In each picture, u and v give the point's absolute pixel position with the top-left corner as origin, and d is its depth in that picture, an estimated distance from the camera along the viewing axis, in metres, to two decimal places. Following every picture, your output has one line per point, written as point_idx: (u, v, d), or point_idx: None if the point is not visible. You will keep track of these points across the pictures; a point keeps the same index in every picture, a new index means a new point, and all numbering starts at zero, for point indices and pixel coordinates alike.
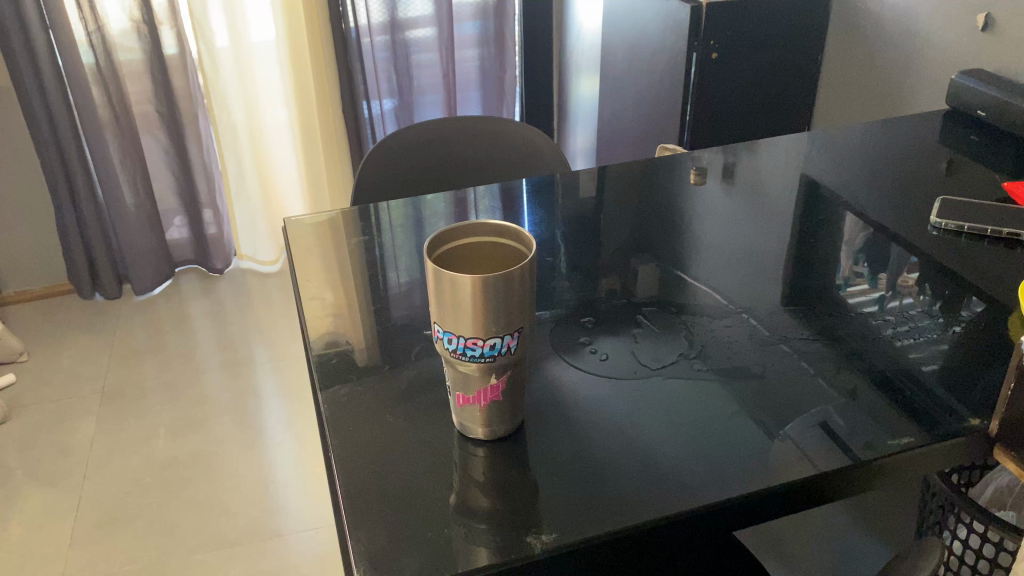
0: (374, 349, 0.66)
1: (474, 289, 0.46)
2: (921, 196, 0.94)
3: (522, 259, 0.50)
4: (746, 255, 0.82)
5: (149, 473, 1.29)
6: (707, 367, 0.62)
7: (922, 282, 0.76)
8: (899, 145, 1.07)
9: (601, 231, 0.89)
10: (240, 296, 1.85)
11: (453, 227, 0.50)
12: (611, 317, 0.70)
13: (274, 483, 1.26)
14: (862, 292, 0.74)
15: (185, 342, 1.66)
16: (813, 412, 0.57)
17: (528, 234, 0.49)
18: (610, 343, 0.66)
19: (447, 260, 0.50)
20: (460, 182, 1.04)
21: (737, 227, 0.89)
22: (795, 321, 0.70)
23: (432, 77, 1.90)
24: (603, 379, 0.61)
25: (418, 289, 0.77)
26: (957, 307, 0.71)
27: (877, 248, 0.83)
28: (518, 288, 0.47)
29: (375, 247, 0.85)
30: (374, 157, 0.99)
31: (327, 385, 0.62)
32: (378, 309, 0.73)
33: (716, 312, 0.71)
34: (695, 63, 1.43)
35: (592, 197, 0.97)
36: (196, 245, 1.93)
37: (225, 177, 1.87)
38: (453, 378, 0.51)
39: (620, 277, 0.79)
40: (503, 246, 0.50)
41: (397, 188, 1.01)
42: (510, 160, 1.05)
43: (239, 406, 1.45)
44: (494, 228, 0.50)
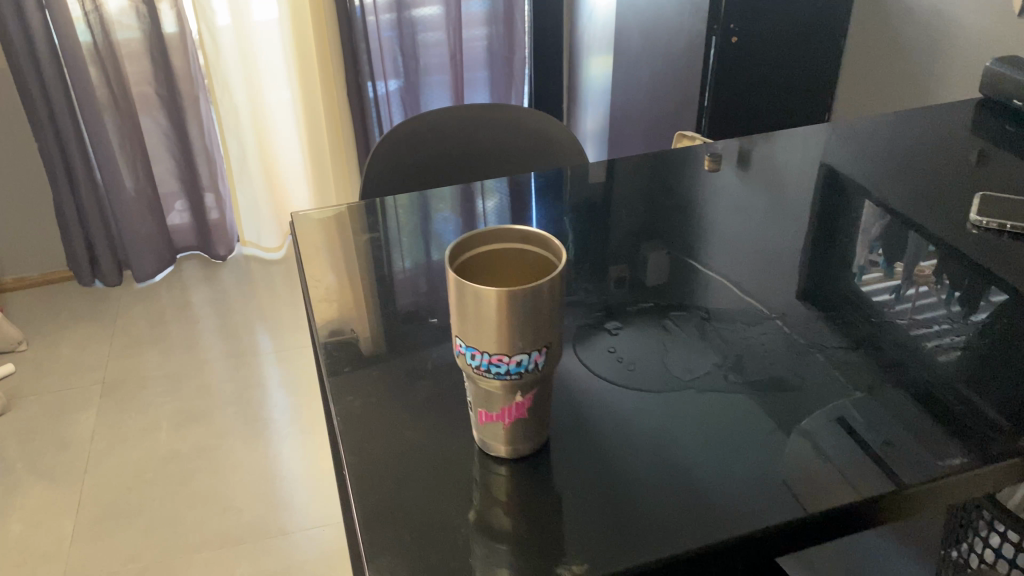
0: (390, 351, 0.63)
1: (496, 303, 0.42)
2: (956, 190, 0.90)
3: (551, 270, 0.47)
4: (767, 250, 0.79)
5: (152, 467, 1.26)
6: (741, 380, 0.59)
7: (940, 271, 0.74)
8: (930, 136, 1.03)
9: (614, 225, 0.85)
10: (244, 285, 1.82)
11: (475, 232, 0.47)
12: (637, 321, 0.67)
13: (280, 478, 1.23)
14: (878, 283, 0.72)
15: (187, 331, 1.63)
16: (849, 427, 0.54)
17: (554, 239, 0.46)
18: (633, 348, 0.63)
19: (471, 270, 0.47)
20: (472, 172, 1.00)
21: (757, 218, 0.86)
22: (821, 324, 0.66)
23: (439, 57, 1.84)
24: (632, 391, 0.57)
25: (435, 285, 0.73)
26: (977, 299, 0.69)
27: (893, 235, 0.81)
28: (544, 304, 0.43)
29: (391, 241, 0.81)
30: (384, 146, 0.95)
31: (342, 388, 0.59)
32: (392, 307, 0.69)
33: (747, 317, 0.67)
34: (714, 47, 1.37)
35: (604, 185, 0.93)
36: (198, 231, 1.89)
37: (228, 162, 1.83)
38: (475, 394, 0.47)
39: (631, 267, 0.76)
40: (530, 256, 0.47)
41: (409, 179, 0.97)
42: (524, 150, 1.01)
43: (244, 397, 1.42)
44: (519, 232, 0.47)
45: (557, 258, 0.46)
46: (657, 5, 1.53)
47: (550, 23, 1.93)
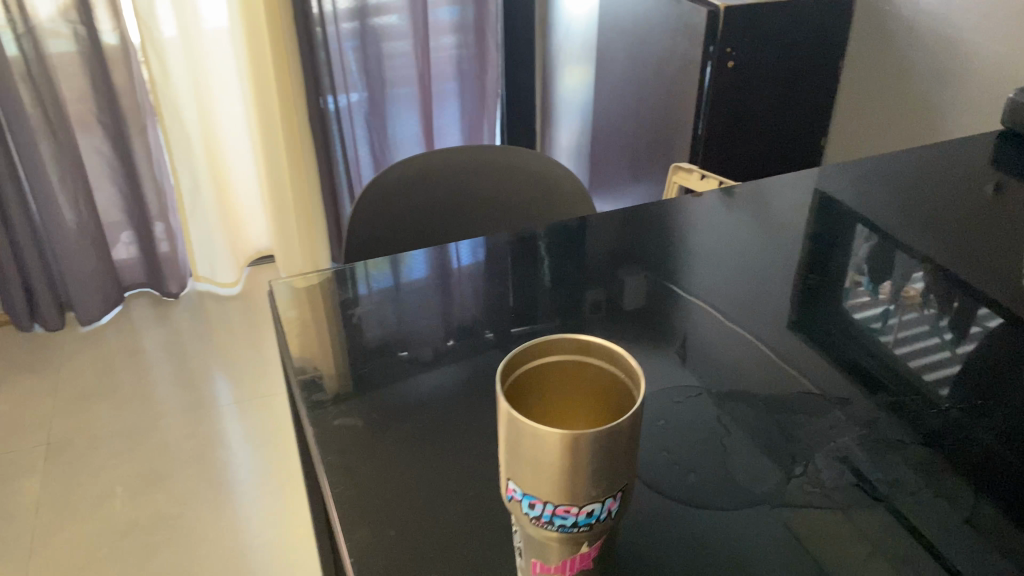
0: (403, 452, 0.53)
1: (557, 450, 0.34)
2: (988, 234, 0.85)
3: (618, 390, 0.39)
4: (759, 295, 0.75)
5: (108, 543, 1.14)
6: (822, 491, 0.49)
7: (926, 293, 0.76)
8: (953, 170, 0.97)
9: (600, 276, 0.79)
10: (199, 325, 1.70)
11: (526, 342, 0.39)
12: (690, 412, 0.55)
13: (253, 551, 1.13)
14: (865, 306, 0.73)
15: (141, 380, 1.50)
16: (907, 522, 0.47)
17: (623, 352, 0.38)
18: (686, 436, 0.53)
19: (519, 390, 0.39)
20: (467, 223, 0.91)
21: (734, 265, 0.81)
22: (845, 381, 0.61)
23: (405, 68, 1.73)
24: (698, 507, 0.47)
25: (432, 372, 0.63)
26: (966, 329, 0.70)
27: (881, 256, 0.82)
28: (618, 447, 0.35)
29: (374, 321, 0.72)
30: (371, 198, 0.86)
31: (354, 503, 0.49)
32: (401, 393, 0.60)
33: (815, 408, 0.56)
34: (711, 72, 1.33)
35: (596, 239, 0.86)
36: (147, 266, 1.76)
37: (179, 193, 1.71)
38: (526, 541, 0.39)
39: (608, 290, 0.76)
40: (590, 370, 0.39)
41: (401, 235, 0.88)
42: (521, 196, 0.92)
43: (208, 455, 1.31)
44: (578, 341, 0.39)
45: (629, 377, 0.38)
46: (645, 24, 1.47)
47: (521, 38, 1.85)
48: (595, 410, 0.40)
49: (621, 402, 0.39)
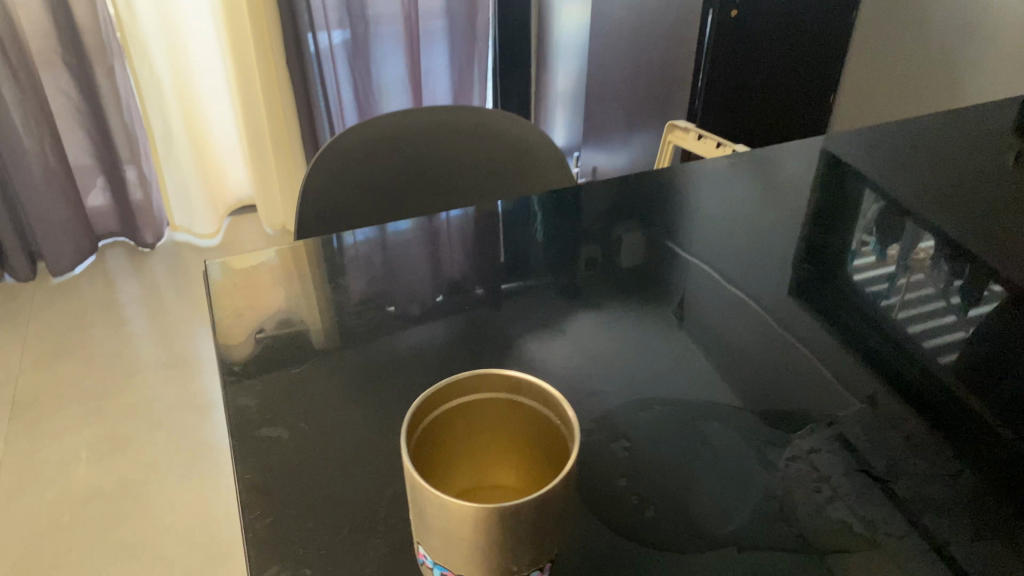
0: (326, 450, 0.48)
1: (465, 524, 0.29)
2: (1006, 207, 0.77)
3: (552, 435, 0.33)
4: (760, 260, 0.69)
5: (69, 510, 1.11)
6: (811, 525, 0.42)
7: (936, 258, 0.70)
8: (971, 138, 0.89)
9: (580, 250, 0.72)
10: (178, 281, 1.66)
11: (445, 380, 0.33)
12: (660, 429, 0.48)
13: (220, 520, 1.09)
14: (872, 271, 0.67)
15: (113, 338, 1.47)
16: (940, 546, 0.41)
17: (555, 393, 0.32)
18: (654, 460, 0.46)
19: (436, 435, 0.33)
20: (436, 192, 0.84)
21: (731, 233, 0.73)
22: (852, 363, 0.55)
23: (391, 6, 1.64)
24: (664, 551, 0.41)
25: (422, 325, 0.61)
26: (979, 298, 0.64)
27: (890, 221, 0.75)
28: (545, 520, 0.30)
29: (338, 291, 0.66)
30: (326, 167, 0.79)
31: (265, 523, 0.43)
32: (344, 380, 0.55)
33: (803, 422, 0.49)
34: (712, 23, 1.24)
35: (577, 211, 0.79)
36: (121, 215, 1.71)
37: (152, 141, 1.67)
38: None
39: (603, 246, 0.72)
40: (523, 410, 0.34)
41: (366, 208, 0.81)
42: (493, 163, 0.86)
43: (177, 418, 1.27)
44: (506, 379, 0.33)
45: (563, 424, 0.32)
46: None
47: None
48: (524, 454, 0.35)
49: (555, 450, 0.33)
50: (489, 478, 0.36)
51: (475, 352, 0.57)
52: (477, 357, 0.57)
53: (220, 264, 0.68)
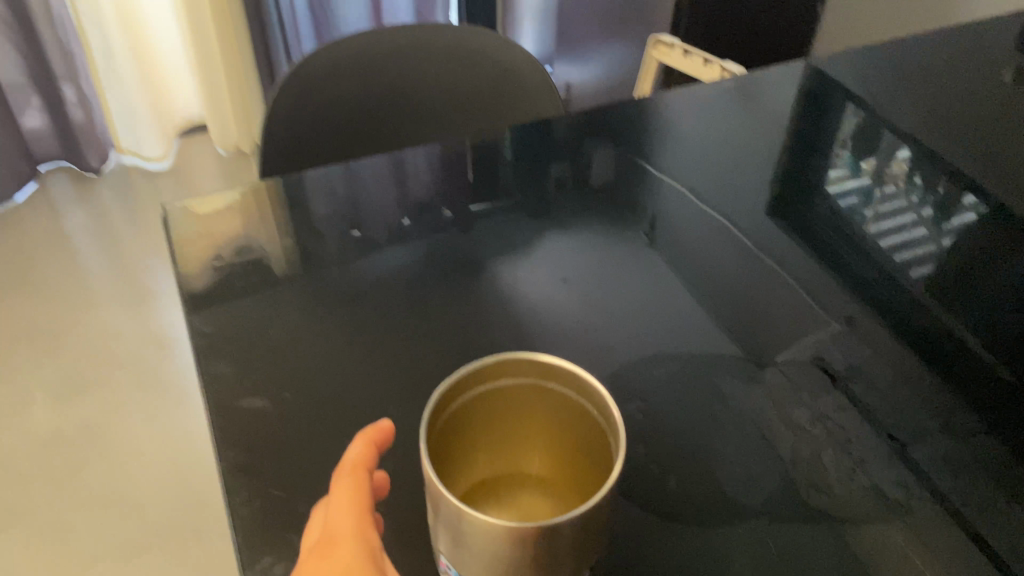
0: (310, 423, 0.47)
1: (506, 541, 0.28)
2: (1003, 132, 0.74)
3: (585, 420, 0.31)
4: (750, 194, 0.67)
5: (30, 455, 1.10)
6: (828, 494, 0.43)
7: (910, 170, 0.70)
8: (968, 54, 0.85)
9: (566, 186, 0.68)
10: (128, 207, 1.59)
11: (468, 368, 0.30)
12: (670, 398, 0.48)
13: (188, 465, 1.10)
14: (853, 194, 0.67)
15: (64, 271, 1.41)
16: (955, 512, 0.42)
17: (589, 380, 0.30)
18: (668, 429, 0.46)
19: (460, 424, 0.31)
20: (407, 118, 0.81)
21: (723, 164, 0.70)
22: (862, 313, 0.55)
23: None
24: (685, 523, 0.41)
25: (389, 252, 0.60)
26: (951, 213, 0.65)
27: (868, 130, 0.74)
28: (592, 530, 0.29)
29: (306, 227, 0.62)
30: (290, 96, 0.74)
31: (254, 505, 0.42)
32: (325, 340, 0.52)
33: (809, 385, 0.49)
34: None
35: (560, 135, 0.73)
36: (62, 138, 1.60)
37: (89, 55, 1.55)
38: None
39: (573, 161, 0.70)
40: (550, 392, 0.31)
41: (333, 138, 0.77)
42: (467, 87, 0.82)
43: (137, 357, 1.25)
44: (535, 365, 0.31)
45: (599, 412, 0.30)
46: None
47: None
48: (552, 436, 0.33)
49: (590, 437, 0.31)
50: (520, 460, 0.34)
51: (441, 282, 0.58)
52: (446, 300, 0.56)
53: (182, 208, 0.63)
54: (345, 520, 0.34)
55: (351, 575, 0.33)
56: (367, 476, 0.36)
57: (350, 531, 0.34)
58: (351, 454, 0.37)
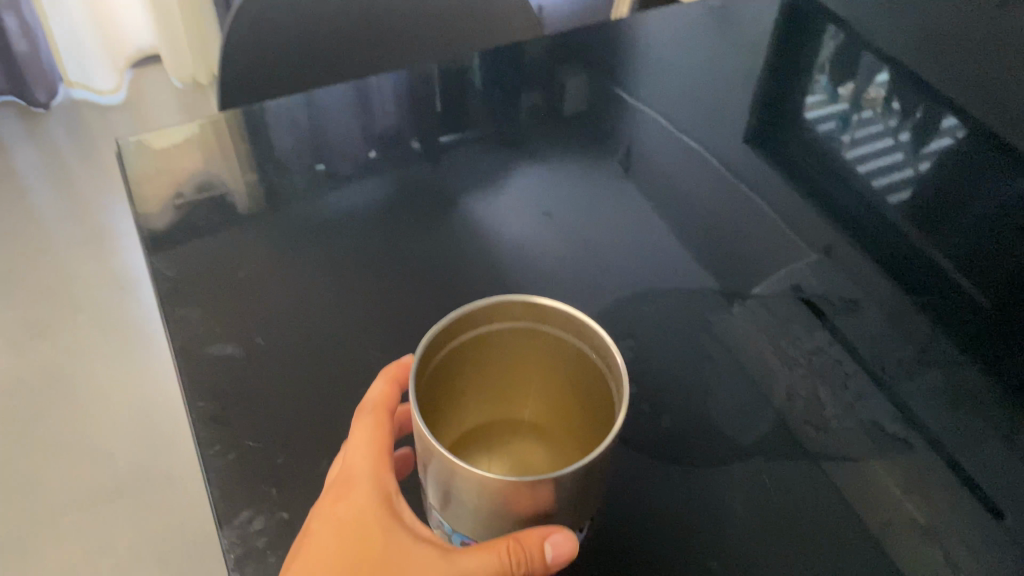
0: (285, 368, 0.44)
1: (498, 496, 0.26)
2: (989, 50, 0.72)
3: (583, 364, 0.29)
4: (731, 119, 0.65)
5: None
6: (818, 432, 0.43)
7: (890, 93, 0.68)
8: None
9: (542, 114, 0.64)
10: (80, 144, 1.52)
11: (457, 311, 0.28)
12: (659, 339, 0.48)
13: (157, 410, 1.07)
14: (831, 122, 0.66)
15: (17, 213, 1.36)
16: (937, 445, 0.43)
17: (589, 323, 0.28)
18: (662, 371, 0.46)
19: (447, 369, 0.29)
20: (377, 41, 0.77)
21: (705, 90, 0.68)
22: (841, 244, 0.54)
23: None
24: (679, 465, 0.41)
25: (356, 184, 0.57)
26: (931, 137, 0.64)
27: (847, 55, 0.71)
28: (591, 482, 0.27)
29: (270, 161, 0.58)
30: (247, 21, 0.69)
31: (230, 458, 0.40)
32: (295, 280, 0.50)
33: (799, 321, 0.49)
34: None
35: (535, 60, 0.70)
36: (6, 72, 1.52)
37: None
38: None
39: (547, 89, 0.67)
40: (545, 335, 0.29)
41: (295, 66, 0.73)
42: (436, 9, 0.78)
43: (98, 301, 1.21)
44: (529, 308, 0.28)
45: (599, 357, 0.28)
46: None
47: None
48: (548, 378, 0.31)
49: (588, 382, 0.29)
50: (514, 400, 0.33)
51: (411, 215, 0.55)
52: (419, 237, 0.53)
53: (138, 142, 0.59)
54: (362, 464, 0.35)
55: (365, 519, 0.33)
56: (389, 416, 0.36)
57: (367, 469, 0.34)
58: (374, 393, 0.36)
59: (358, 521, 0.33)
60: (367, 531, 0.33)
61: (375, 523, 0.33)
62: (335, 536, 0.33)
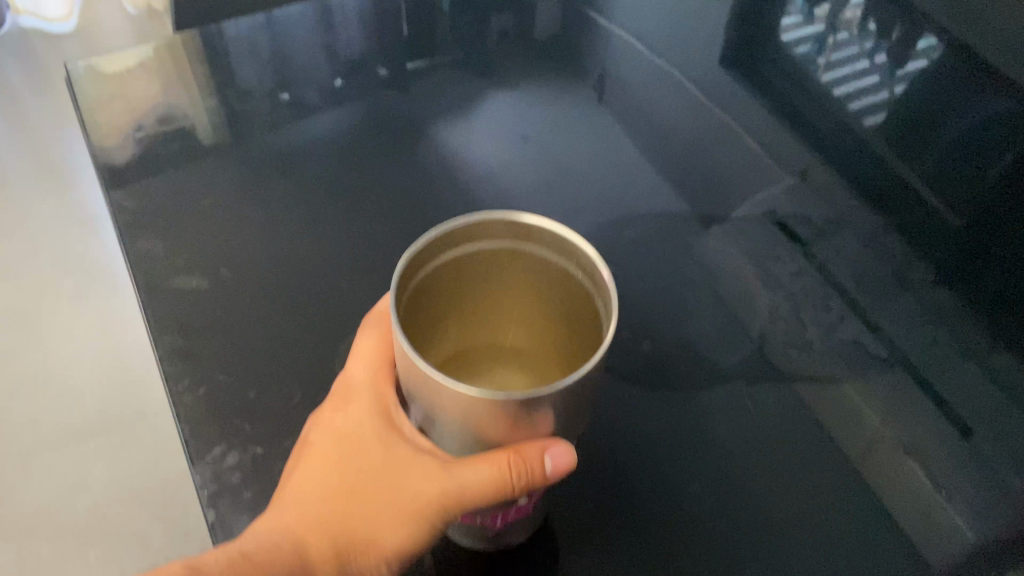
0: (253, 299, 0.43)
1: (482, 415, 0.25)
2: None
3: (570, 286, 0.28)
4: (707, 37, 0.62)
5: None
6: (795, 354, 0.43)
7: (866, 12, 0.66)
8: None
9: (512, 33, 0.62)
10: None
11: (437, 230, 0.26)
12: (637, 265, 0.47)
13: None
14: (807, 42, 0.64)
15: None
16: (911, 364, 0.43)
17: (576, 244, 0.26)
18: (639, 298, 0.45)
19: (425, 292, 0.28)
20: None
21: (681, 7, 0.65)
22: (816, 166, 0.53)
23: None
24: (657, 390, 0.41)
25: (323, 116, 0.55)
26: (907, 57, 0.62)
27: None
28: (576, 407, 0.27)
29: (232, 88, 0.56)
30: None
31: (200, 392, 0.39)
32: (261, 210, 0.48)
33: (776, 243, 0.49)
34: None
35: None
36: None
37: None
38: None
39: (517, 8, 0.64)
40: (531, 257, 0.28)
41: None
42: None
43: None
44: (512, 227, 0.27)
45: (587, 278, 0.27)
46: None
47: None
48: (533, 299, 0.30)
49: (575, 303, 0.28)
50: (497, 321, 0.32)
51: (377, 143, 0.53)
52: (389, 163, 0.52)
53: (88, 67, 0.56)
54: (361, 375, 0.34)
55: (361, 430, 0.33)
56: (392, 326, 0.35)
57: (365, 380, 0.34)
58: (382, 304, 0.36)
59: (355, 431, 0.33)
60: (362, 442, 0.33)
61: (371, 434, 0.33)
62: (334, 447, 0.33)
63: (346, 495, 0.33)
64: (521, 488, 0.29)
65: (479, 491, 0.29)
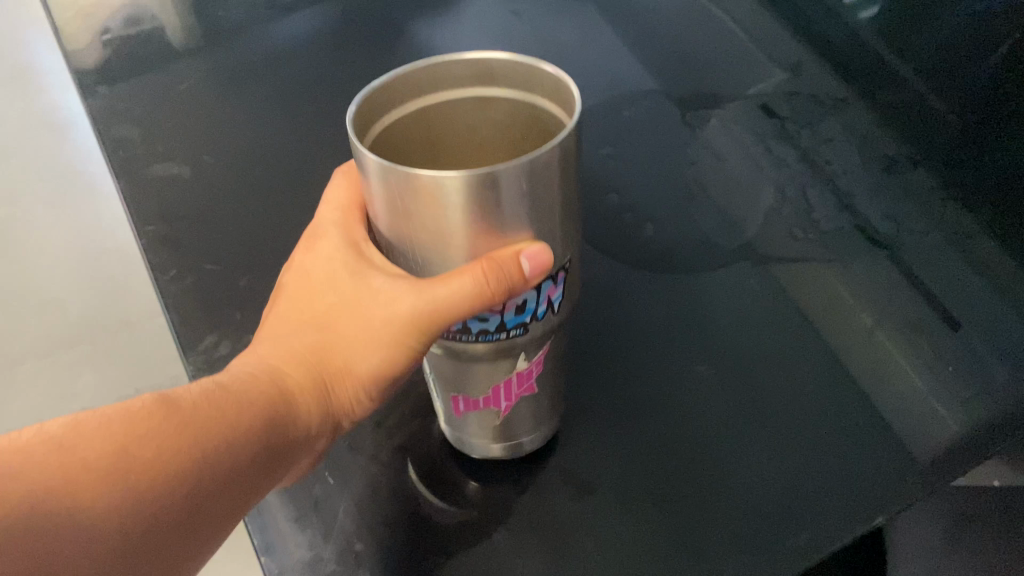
0: (237, 190, 0.42)
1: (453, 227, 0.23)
2: None
3: (541, 128, 0.27)
4: None
5: None
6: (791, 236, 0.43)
7: None
8: None
9: None
10: None
11: (390, 82, 0.25)
12: (630, 163, 0.47)
13: None
14: None
15: None
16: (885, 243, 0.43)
17: (536, 73, 0.25)
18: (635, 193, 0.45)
19: (392, 149, 0.27)
20: None
21: None
22: (810, 60, 0.52)
23: None
24: (654, 272, 0.41)
25: (302, 15, 0.53)
26: None
27: None
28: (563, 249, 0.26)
29: None
30: None
31: (187, 281, 0.38)
32: (241, 100, 0.47)
33: (768, 134, 0.48)
34: None
35: None
36: None
37: None
38: (442, 374, 0.31)
39: None
40: (498, 105, 0.27)
41: None
42: None
43: None
44: (470, 68, 0.26)
45: (554, 109, 0.25)
46: None
47: None
48: (505, 155, 0.29)
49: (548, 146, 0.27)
50: None
51: (359, 32, 0.51)
52: (369, 47, 0.50)
53: None
54: (330, 212, 0.31)
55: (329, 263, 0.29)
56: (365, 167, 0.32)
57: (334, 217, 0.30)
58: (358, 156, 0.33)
59: (324, 267, 0.29)
60: (330, 274, 0.29)
61: (338, 266, 0.29)
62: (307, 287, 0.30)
63: (320, 338, 0.29)
64: (504, 298, 0.24)
65: (454, 305, 0.25)
